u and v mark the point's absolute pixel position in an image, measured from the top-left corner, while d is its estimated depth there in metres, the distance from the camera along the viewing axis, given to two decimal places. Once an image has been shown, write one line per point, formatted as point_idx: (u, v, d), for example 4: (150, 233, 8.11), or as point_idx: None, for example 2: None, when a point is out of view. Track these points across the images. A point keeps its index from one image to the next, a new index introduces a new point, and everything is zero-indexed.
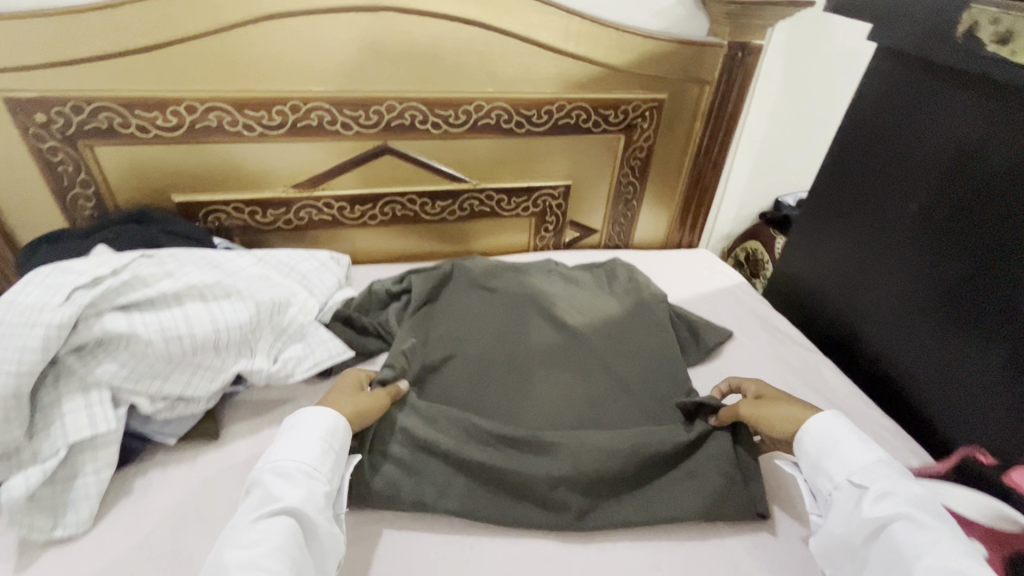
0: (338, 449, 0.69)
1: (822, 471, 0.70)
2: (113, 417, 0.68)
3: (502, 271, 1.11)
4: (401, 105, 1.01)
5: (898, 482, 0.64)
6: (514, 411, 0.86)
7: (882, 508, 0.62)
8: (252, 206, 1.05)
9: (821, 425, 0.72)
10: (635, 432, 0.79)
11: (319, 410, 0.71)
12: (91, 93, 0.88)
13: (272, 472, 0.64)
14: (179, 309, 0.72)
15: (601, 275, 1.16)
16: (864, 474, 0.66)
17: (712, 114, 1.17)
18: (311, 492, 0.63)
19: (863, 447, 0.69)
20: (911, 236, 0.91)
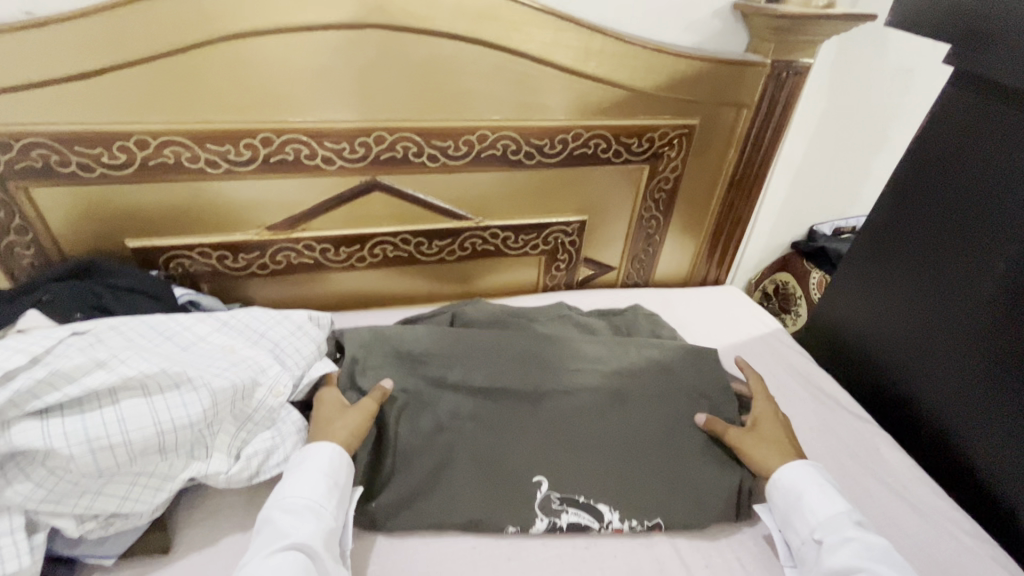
0: (343, 481, 0.68)
1: (789, 522, 0.71)
2: (27, 550, 0.54)
3: (507, 320, 0.96)
4: (392, 136, 0.86)
5: (859, 534, 0.66)
6: (514, 493, 0.74)
7: (841, 560, 0.63)
8: (221, 250, 0.91)
9: (789, 476, 0.73)
10: (640, 482, 0.77)
11: (320, 443, 0.69)
12: (20, 127, 0.73)
13: (280, 509, 0.63)
14: (113, 407, 0.58)
15: (621, 324, 1.01)
16: (825, 528, 0.68)
17: (748, 140, 1.03)
18: (317, 528, 0.62)
19: (828, 499, 0.70)
20: (988, 302, 0.78)
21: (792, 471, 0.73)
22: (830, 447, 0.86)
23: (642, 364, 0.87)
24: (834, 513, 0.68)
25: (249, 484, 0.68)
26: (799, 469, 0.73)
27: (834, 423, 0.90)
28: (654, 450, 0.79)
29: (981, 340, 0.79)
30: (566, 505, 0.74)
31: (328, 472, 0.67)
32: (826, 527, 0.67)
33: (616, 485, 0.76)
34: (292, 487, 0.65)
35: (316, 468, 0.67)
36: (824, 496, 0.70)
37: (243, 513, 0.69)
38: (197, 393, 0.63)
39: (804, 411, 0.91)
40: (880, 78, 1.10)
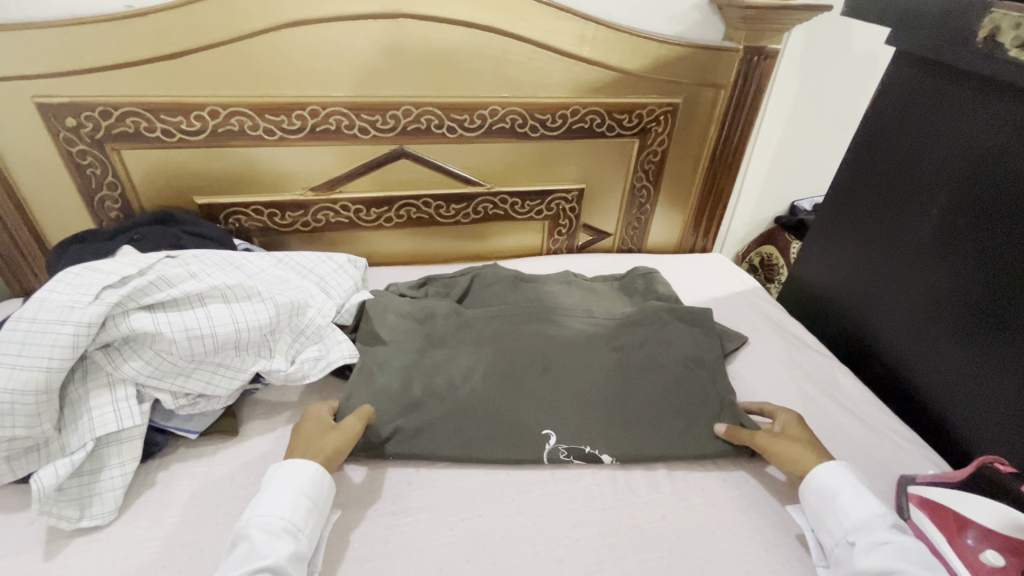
0: (320, 503, 0.68)
1: (822, 525, 0.70)
2: (138, 412, 0.70)
3: (517, 283, 1.08)
4: (417, 109, 1.02)
5: (901, 538, 0.64)
6: (520, 425, 0.82)
7: (873, 561, 0.62)
8: (271, 209, 1.07)
9: (824, 475, 0.72)
10: (637, 420, 0.85)
11: (303, 462, 0.69)
12: (119, 99, 0.90)
13: (257, 527, 0.62)
14: (202, 309, 0.74)
15: (621, 286, 1.14)
16: (859, 530, 0.66)
17: (727, 118, 1.17)
18: (292, 549, 0.61)
19: (865, 502, 0.69)
20: (926, 243, 0.91)
21: (827, 472, 0.73)
22: (791, 375, 0.99)
23: (632, 316, 0.99)
24: (870, 516, 0.67)
25: (301, 384, 0.83)
26: (836, 470, 0.73)
27: (800, 359, 1.02)
28: (645, 387, 0.89)
29: (924, 279, 0.91)
30: (571, 456, 0.81)
31: (305, 493, 0.66)
32: (862, 530, 0.66)
33: (612, 416, 0.85)
34: (270, 503, 0.65)
35: (294, 489, 0.66)
36: (862, 498, 0.69)
37: (295, 410, 0.84)
38: (264, 304, 0.78)
39: (775, 352, 1.03)
40: (846, 65, 1.24)
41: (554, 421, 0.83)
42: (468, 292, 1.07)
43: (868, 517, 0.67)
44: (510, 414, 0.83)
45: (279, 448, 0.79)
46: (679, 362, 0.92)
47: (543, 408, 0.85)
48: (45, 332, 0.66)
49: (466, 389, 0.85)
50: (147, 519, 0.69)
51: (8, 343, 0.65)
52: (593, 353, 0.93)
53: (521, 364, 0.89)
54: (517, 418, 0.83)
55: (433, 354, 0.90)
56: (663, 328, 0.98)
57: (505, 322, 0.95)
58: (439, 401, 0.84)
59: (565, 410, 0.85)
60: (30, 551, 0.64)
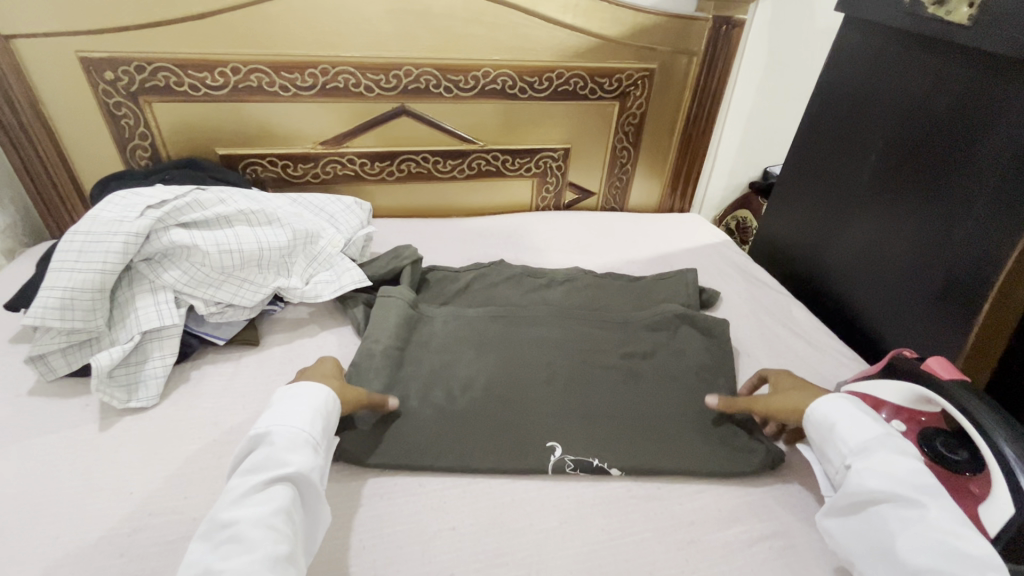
0: (331, 423, 0.69)
1: (827, 455, 0.69)
2: (176, 314, 0.82)
3: (521, 282, 1.10)
4: (417, 70, 1.13)
5: (902, 456, 0.62)
6: (519, 422, 0.81)
7: (866, 481, 0.61)
8: (285, 160, 1.19)
9: (822, 409, 0.71)
10: (640, 437, 0.80)
11: (316, 386, 0.71)
12: (152, 55, 1.02)
13: (276, 435, 0.63)
14: (230, 230, 0.86)
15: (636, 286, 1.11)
16: (856, 454, 0.65)
17: (701, 83, 1.29)
18: (313, 459, 0.63)
19: (868, 427, 0.66)
20: (870, 187, 1.02)
21: (824, 404, 0.71)
22: (752, 308, 1.10)
23: (646, 320, 0.99)
24: (869, 440, 0.65)
25: (315, 303, 0.94)
26: (837, 402, 0.71)
27: (760, 296, 1.14)
28: (652, 407, 0.86)
29: (869, 224, 1.02)
30: (578, 469, 0.76)
31: (322, 410, 0.68)
32: (861, 454, 0.64)
33: (613, 422, 0.83)
34: (289, 414, 0.65)
35: (311, 405, 0.67)
36: (865, 424, 0.67)
37: (309, 328, 0.96)
38: (283, 229, 0.90)
39: (737, 291, 1.15)
40: (811, 36, 1.35)
41: (553, 422, 0.82)
42: (468, 291, 1.08)
43: (863, 441, 0.65)
44: (510, 416, 0.82)
45: (295, 356, 0.90)
46: (691, 366, 0.92)
47: (542, 406, 0.84)
48: (100, 240, 0.77)
49: (465, 396, 0.85)
50: (184, 407, 0.80)
51: (68, 250, 0.77)
52: (600, 371, 0.91)
53: (521, 369, 0.89)
54: (517, 421, 0.82)
55: (435, 363, 0.90)
56: (676, 335, 0.98)
57: (507, 329, 0.96)
58: (435, 412, 0.82)
59: (566, 422, 0.82)
60: (87, 425, 0.76)
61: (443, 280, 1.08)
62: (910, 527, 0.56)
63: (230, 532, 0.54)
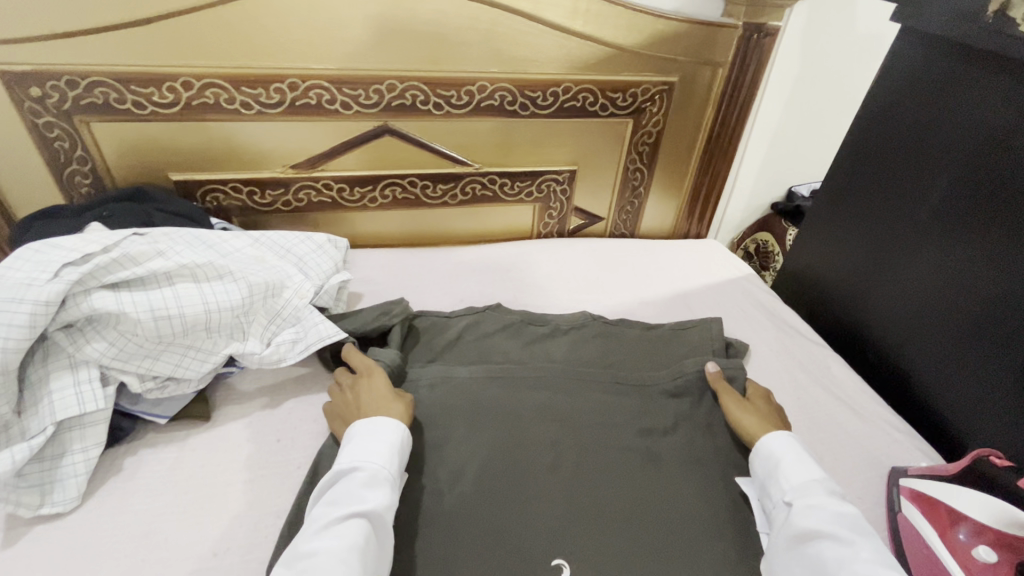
0: (406, 458, 0.69)
1: (766, 489, 0.71)
2: (102, 396, 0.68)
3: (521, 331, 0.96)
4: (402, 84, 0.98)
5: (835, 499, 0.66)
6: (519, 526, 0.68)
7: (808, 520, 0.63)
8: (250, 186, 1.04)
9: (770, 445, 0.74)
10: (663, 548, 0.67)
11: (394, 420, 0.70)
12: (86, 67, 0.86)
13: (356, 471, 0.64)
14: (171, 288, 0.72)
15: (653, 337, 0.97)
16: (798, 492, 0.67)
17: (726, 98, 1.13)
18: (389, 496, 0.63)
19: (807, 469, 0.70)
20: (926, 230, 0.88)
21: (775, 442, 0.74)
22: (785, 362, 0.96)
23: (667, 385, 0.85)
24: (811, 481, 0.68)
25: (277, 368, 0.80)
26: (786, 440, 0.74)
27: (792, 347, 1.00)
28: (676, 502, 0.72)
29: (928, 274, 0.88)
30: None
31: (399, 447, 0.67)
32: (801, 491, 0.67)
33: (631, 525, 0.69)
34: (368, 450, 0.66)
35: (388, 441, 0.67)
36: (810, 467, 0.70)
37: (272, 396, 0.81)
38: (237, 284, 0.76)
39: (767, 339, 1.01)
40: (849, 44, 1.20)
41: (561, 525, 0.68)
42: (460, 342, 0.93)
43: (807, 480, 0.68)
44: (509, 518, 0.68)
45: (252, 433, 0.76)
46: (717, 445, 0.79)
47: (548, 502, 0.71)
48: None
49: (456, 488, 0.71)
50: (112, 508, 0.66)
51: None
52: (615, 452, 0.77)
53: (522, 451, 0.76)
54: (517, 524, 0.68)
55: (418, 444, 0.76)
56: (701, 403, 0.84)
57: (505, 395, 0.83)
58: (418, 513, 0.68)
59: (577, 526, 0.69)
60: None
61: (431, 329, 0.94)
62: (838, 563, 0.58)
63: (309, 563, 0.55)
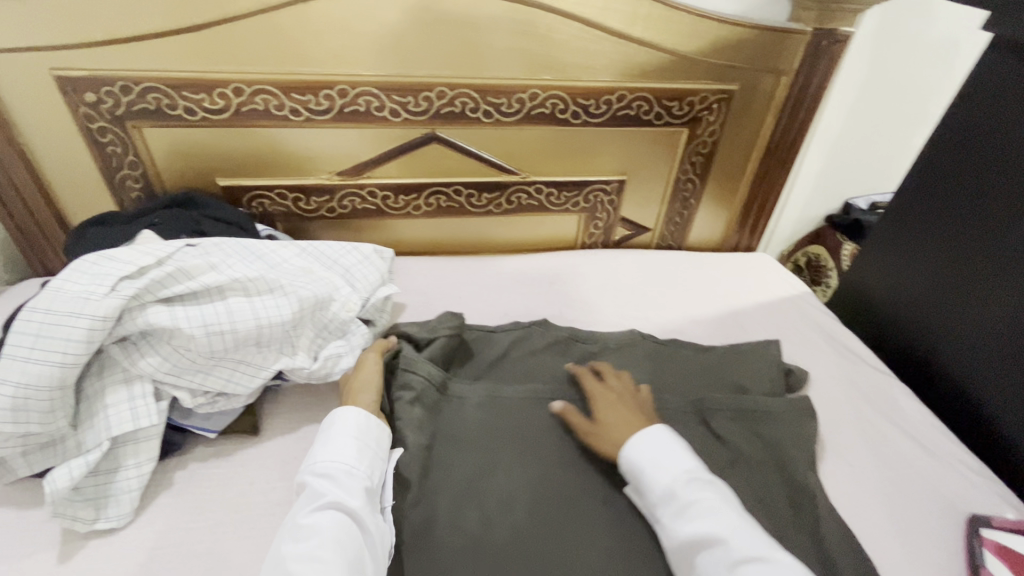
0: (373, 443, 0.70)
1: (636, 499, 0.71)
2: (156, 411, 0.67)
3: (569, 349, 0.92)
4: (452, 91, 0.95)
5: (698, 494, 0.66)
6: (575, 561, 0.65)
7: (690, 531, 0.63)
8: (296, 193, 1.03)
9: (632, 450, 0.72)
10: None
11: (348, 409, 0.71)
12: (140, 74, 0.85)
13: (316, 471, 0.66)
14: (222, 302, 0.71)
15: (707, 359, 0.92)
16: (669, 498, 0.67)
17: (787, 107, 1.08)
18: (353, 486, 0.64)
19: (668, 469, 0.69)
20: (1014, 257, 0.83)
21: (635, 445, 0.72)
22: (847, 392, 0.91)
23: (723, 413, 0.81)
24: (671, 484, 0.67)
25: (325, 382, 0.79)
26: (642, 440, 0.72)
27: (855, 374, 0.95)
28: None
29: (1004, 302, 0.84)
30: None
31: (353, 434, 0.69)
32: (669, 499, 0.67)
33: None
34: (327, 447, 0.68)
35: (344, 431, 0.69)
36: (665, 467, 0.69)
37: (317, 410, 0.80)
38: (287, 298, 0.75)
39: (827, 365, 0.96)
40: (922, 50, 1.12)
41: (619, 562, 0.66)
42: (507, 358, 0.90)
43: (667, 485, 0.68)
44: (564, 553, 0.66)
45: (300, 450, 0.75)
46: (781, 481, 0.75)
47: (604, 537, 0.68)
48: (59, 325, 0.62)
49: (509, 518, 0.69)
50: (164, 524, 0.66)
51: (23, 334, 0.62)
52: None
53: (575, 480, 0.73)
54: (572, 559, 0.66)
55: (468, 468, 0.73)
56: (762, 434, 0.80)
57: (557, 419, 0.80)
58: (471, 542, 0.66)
59: (636, 564, 0.66)
60: (45, 553, 0.62)
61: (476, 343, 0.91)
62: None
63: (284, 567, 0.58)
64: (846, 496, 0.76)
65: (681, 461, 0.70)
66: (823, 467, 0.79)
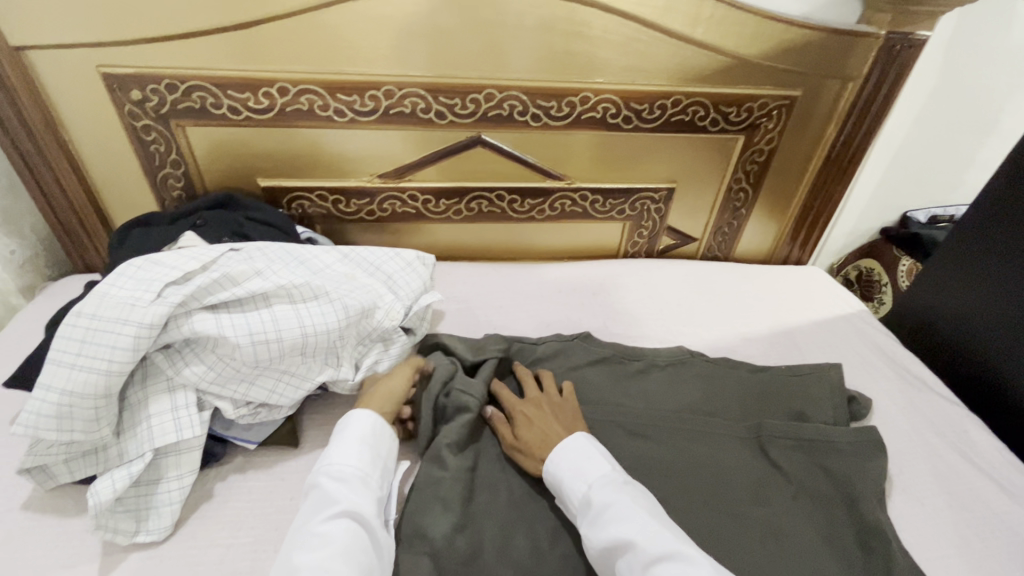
0: (383, 451, 0.68)
1: (565, 510, 0.67)
2: (198, 423, 0.66)
3: (617, 367, 0.88)
4: (501, 94, 0.91)
5: (612, 496, 0.62)
6: None
7: (605, 538, 0.59)
8: (336, 195, 1.00)
9: (551, 459, 0.68)
10: None
11: (359, 411, 0.69)
12: (186, 72, 0.84)
13: (327, 475, 0.62)
14: (268, 310, 0.68)
15: (763, 380, 0.87)
16: (587, 507, 0.63)
17: (851, 115, 1.02)
18: (366, 494, 0.61)
19: (583, 476, 0.65)
20: None
21: (556, 453, 0.68)
22: (914, 422, 0.86)
23: (782, 441, 0.77)
24: (587, 491, 0.64)
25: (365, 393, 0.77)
26: (563, 446, 0.68)
27: (922, 403, 0.89)
28: None
29: (1016, 285, 0.87)
30: None
31: (366, 440, 0.66)
32: (586, 507, 0.63)
33: None
34: (339, 450, 0.65)
35: (357, 436, 0.66)
36: (584, 474, 0.65)
37: None
38: (333, 306, 0.72)
39: (891, 392, 0.90)
40: (1001, 56, 1.05)
41: None
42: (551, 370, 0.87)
43: (585, 492, 0.64)
44: None
45: None
46: (848, 518, 0.70)
47: None
48: (104, 332, 0.60)
49: (559, 549, 0.65)
50: (204, 538, 0.64)
51: (68, 340, 0.60)
52: (732, 517, 0.69)
53: None
54: None
55: (516, 491, 0.70)
56: (827, 466, 0.75)
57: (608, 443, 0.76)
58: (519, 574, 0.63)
59: None
60: (86, 565, 0.60)
61: (518, 356, 0.88)
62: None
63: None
64: (919, 537, 0.71)
65: (604, 465, 0.66)
66: (891, 504, 0.74)
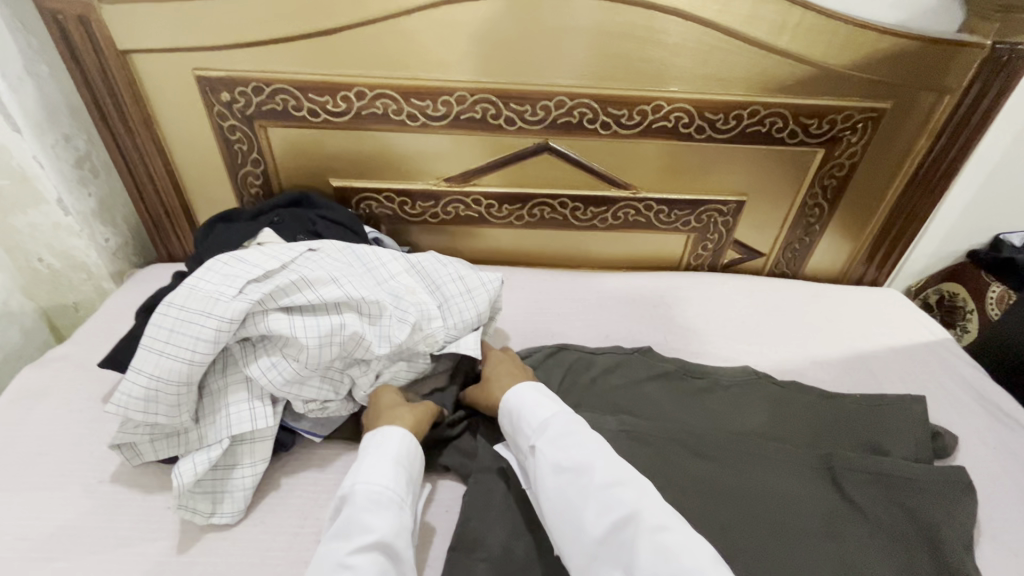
0: (411, 473, 0.67)
1: (515, 439, 0.70)
2: (271, 414, 0.68)
3: (678, 383, 0.86)
4: (571, 101, 0.90)
5: (572, 426, 0.67)
6: None
7: (558, 457, 0.63)
8: (403, 197, 1.02)
9: (516, 394, 0.73)
10: None
11: (394, 428, 0.68)
12: (272, 76, 0.87)
13: (361, 495, 0.61)
14: (337, 316, 0.70)
15: (836, 408, 0.83)
16: (542, 432, 0.67)
17: (946, 130, 0.95)
18: (397, 522, 0.60)
19: (547, 408, 0.70)
20: None
21: (522, 391, 0.73)
22: (1004, 465, 0.79)
23: (858, 475, 0.72)
24: (550, 417, 0.68)
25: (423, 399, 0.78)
26: (530, 389, 0.73)
27: (1015, 445, 0.82)
28: None
29: None
30: None
31: (401, 463, 0.65)
32: (544, 430, 0.67)
33: None
34: (372, 469, 0.64)
35: (392, 457, 0.65)
36: (547, 406, 0.70)
37: None
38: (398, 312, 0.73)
39: (980, 431, 0.84)
40: None
41: None
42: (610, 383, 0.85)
43: (545, 419, 0.68)
44: None
45: None
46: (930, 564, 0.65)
47: None
48: (189, 323, 0.64)
49: None
50: (273, 524, 0.66)
51: (158, 328, 0.64)
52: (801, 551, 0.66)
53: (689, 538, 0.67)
54: None
55: None
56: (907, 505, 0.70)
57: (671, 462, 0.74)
58: None
59: None
60: (165, 541, 0.64)
61: (575, 365, 0.87)
62: (585, 494, 0.60)
63: None
64: None
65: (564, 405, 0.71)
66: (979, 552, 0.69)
